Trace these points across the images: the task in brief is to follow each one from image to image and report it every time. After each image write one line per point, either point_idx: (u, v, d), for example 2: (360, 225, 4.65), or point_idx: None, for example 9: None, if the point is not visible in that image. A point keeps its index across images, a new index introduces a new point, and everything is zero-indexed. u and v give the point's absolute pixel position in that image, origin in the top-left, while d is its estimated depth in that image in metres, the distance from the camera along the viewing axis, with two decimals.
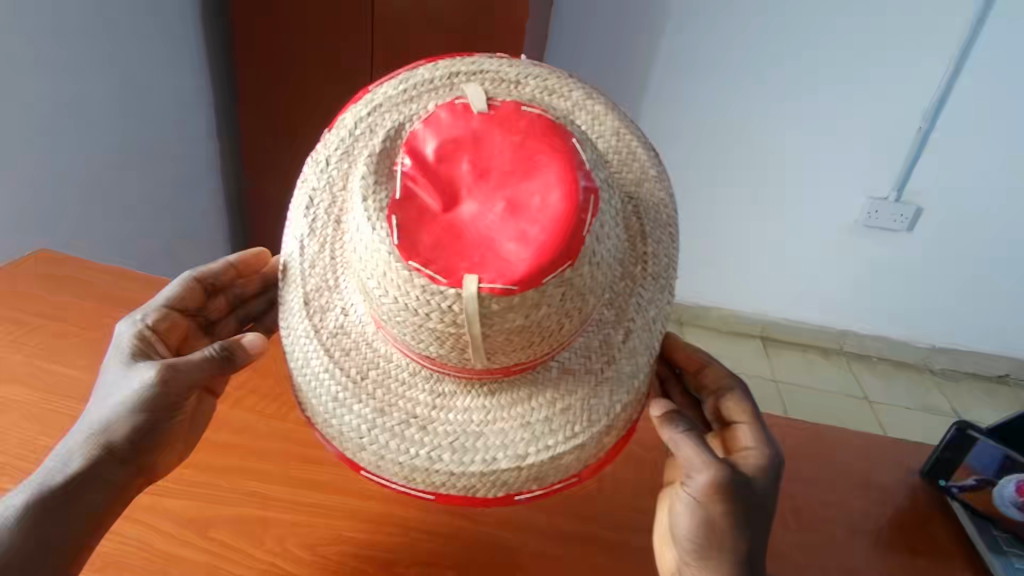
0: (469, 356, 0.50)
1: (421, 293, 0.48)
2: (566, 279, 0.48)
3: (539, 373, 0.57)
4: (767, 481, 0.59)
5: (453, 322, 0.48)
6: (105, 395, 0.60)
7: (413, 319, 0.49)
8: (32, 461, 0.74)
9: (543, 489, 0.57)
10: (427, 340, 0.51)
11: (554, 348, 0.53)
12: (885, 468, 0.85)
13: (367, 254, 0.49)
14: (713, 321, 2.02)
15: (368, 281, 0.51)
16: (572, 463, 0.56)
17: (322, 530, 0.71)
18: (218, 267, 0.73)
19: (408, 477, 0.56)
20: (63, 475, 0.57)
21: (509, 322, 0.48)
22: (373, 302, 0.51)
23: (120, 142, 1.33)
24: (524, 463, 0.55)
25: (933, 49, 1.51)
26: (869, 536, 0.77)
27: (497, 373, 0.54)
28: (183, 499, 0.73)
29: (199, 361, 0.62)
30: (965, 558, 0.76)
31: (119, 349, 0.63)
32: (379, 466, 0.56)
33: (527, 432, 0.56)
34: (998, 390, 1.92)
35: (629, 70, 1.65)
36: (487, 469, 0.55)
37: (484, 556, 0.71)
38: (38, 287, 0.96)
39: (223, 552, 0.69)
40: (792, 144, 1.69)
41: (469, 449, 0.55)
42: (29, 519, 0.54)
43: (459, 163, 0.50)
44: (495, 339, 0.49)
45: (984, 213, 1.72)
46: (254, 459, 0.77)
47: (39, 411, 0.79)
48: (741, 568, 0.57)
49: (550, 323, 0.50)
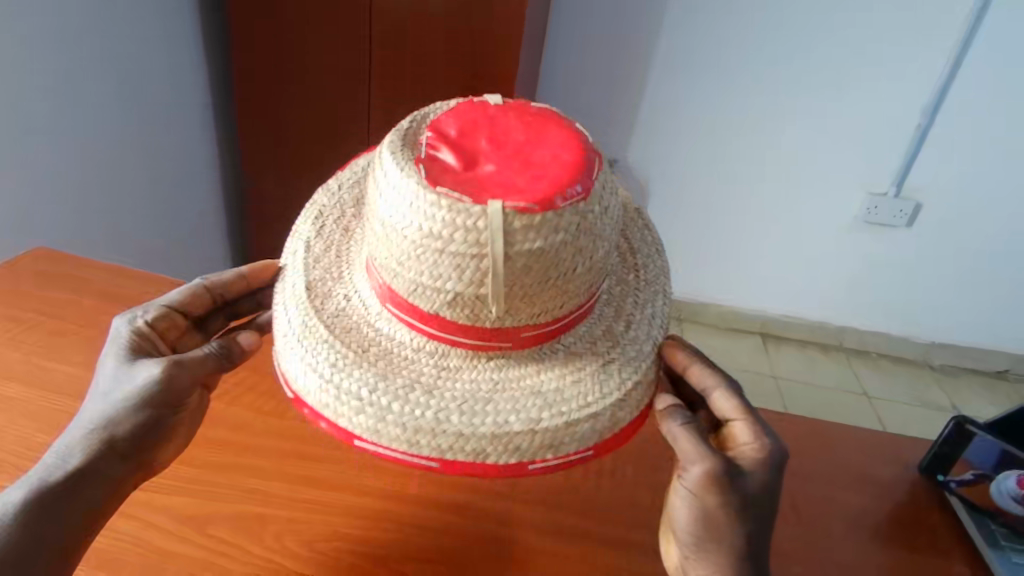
0: (486, 291, 0.51)
1: (448, 214, 0.49)
2: (574, 220, 0.51)
3: (547, 350, 0.57)
4: (763, 475, 0.58)
5: (477, 241, 0.49)
6: (101, 389, 0.60)
7: (434, 245, 0.50)
8: (30, 459, 0.74)
9: (555, 460, 0.54)
10: (446, 273, 0.51)
11: (562, 302, 0.54)
12: (883, 463, 0.85)
13: (393, 198, 0.51)
14: (712, 318, 2.02)
15: (386, 229, 0.52)
16: (583, 435, 0.54)
17: (318, 526, 0.71)
18: (227, 278, 0.68)
19: (411, 443, 0.53)
20: (63, 469, 0.57)
21: (528, 244, 0.49)
22: (389, 249, 0.53)
23: (120, 141, 1.33)
24: (538, 427, 0.53)
25: (932, 43, 1.51)
26: (869, 531, 0.77)
27: (506, 342, 0.55)
28: (181, 495, 0.73)
29: (200, 359, 0.61)
30: (961, 554, 0.76)
31: (117, 344, 0.63)
32: (378, 433, 0.53)
33: (539, 399, 0.54)
34: (998, 385, 1.92)
35: (626, 72, 1.66)
36: (498, 431, 0.52)
37: (482, 553, 0.71)
38: (36, 284, 0.96)
39: (222, 549, 0.69)
40: (791, 140, 1.69)
41: (478, 412, 0.53)
42: (28, 515, 0.54)
43: (475, 139, 0.54)
44: (514, 272, 0.50)
45: (983, 209, 1.71)
46: (250, 455, 0.77)
47: (37, 408, 0.79)
48: (738, 557, 0.58)
49: (565, 258, 0.52)
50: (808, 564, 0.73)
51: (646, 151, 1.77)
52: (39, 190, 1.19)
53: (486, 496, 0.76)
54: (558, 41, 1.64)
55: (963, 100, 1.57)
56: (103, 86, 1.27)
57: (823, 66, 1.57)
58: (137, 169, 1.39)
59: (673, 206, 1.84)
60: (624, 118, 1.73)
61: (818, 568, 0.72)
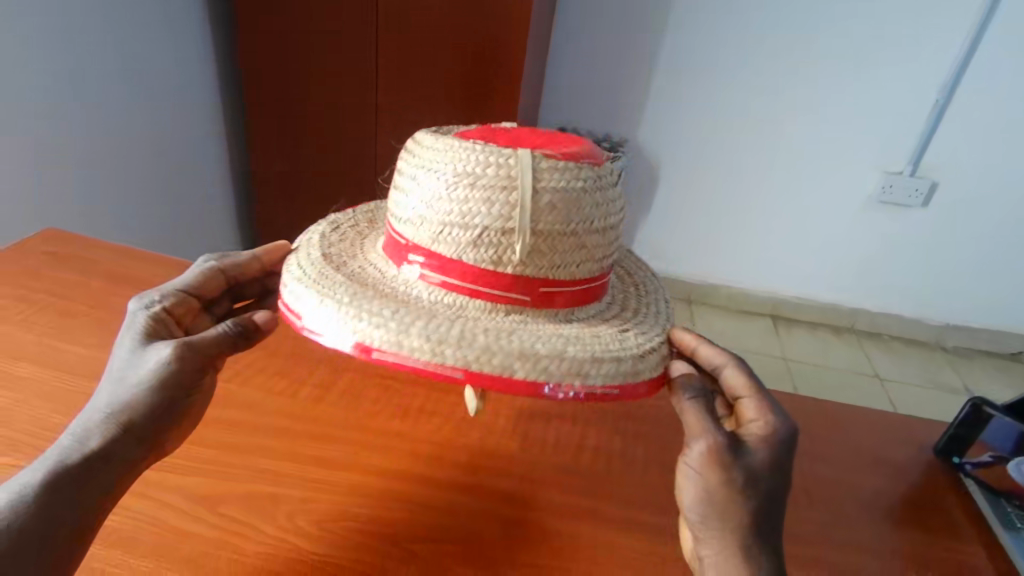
0: (514, 226, 0.51)
1: (482, 153, 0.52)
2: (592, 177, 0.54)
3: (563, 318, 0.56)
4: (769, 452, 0.54)
5: (508, 176, 0.51)
6: (115, 371, 0.58)
7: (466, 180, 0.52)
8: (44, 439, 0.66)
9: (580, 391, 0.50)
10: (476, 206, 0.51)
11: (582, 261, 0.55)
12: (895, 446, 0.82)
13: (432, 154, 0.55)
14: (722, 300, 2.04)
15: (419, 178, 0.54)
16: (608, 371, 0.51)
17: (327, 506, 0.62)
18: (242, 260, 0.71)
19: (433, 353, 0.49)
20: (81, 450, 0.54)
21: (553, 183, 0.52)
22: (420, 197, 0.54)
23: (121, 115, 1.32)
24: (565, 354, 0.50)
25: (947, 26, 1.53)
26: (907, 513, 0.72)
27: (524, 296, 0.54)
28: (197, 475, 0.63)
29: (213, 339, 0.59)
30: (974, 531, 0.71)
31: (133, 328, 0.60)
32: (398, 342, 0.49)
33: (562, 337, 0.52)
34: (1013, 366, 1.91)
35: (633, 74, 1.74)
36: (526, 349, 0.49)
37: (534, 538, 0.61)
38: (45, 266, 0.94)
39: (234, 529, 0.58)
40: (796, 131, 1.73)
41: (504, 334, 0.51)
42: (42, 498, 0.50)
43: (496, 138, 0.57)
44: (540, 210, 0.51)
45: (999, 187, 1.71)
46: (260, 436, 0.69)
47: (49, 390, 0.71)
48: (752, 548, 0.52)
49: (585, 211, 0.54)
50: (853, 547, 0.66)
51: (655, 133, 1.82)
52: (34, 159, 1.15)
53: (504, 476, 0.68)
54: (569, 25, 1.70)
55: (975, 90, 1.60)
56: (110, 54, 1.26)
57: (825, 60, 1.62)
58: (142, 145, 1.39)
59: (682, 188, 1.89)
60: (633, 98, 1.77)
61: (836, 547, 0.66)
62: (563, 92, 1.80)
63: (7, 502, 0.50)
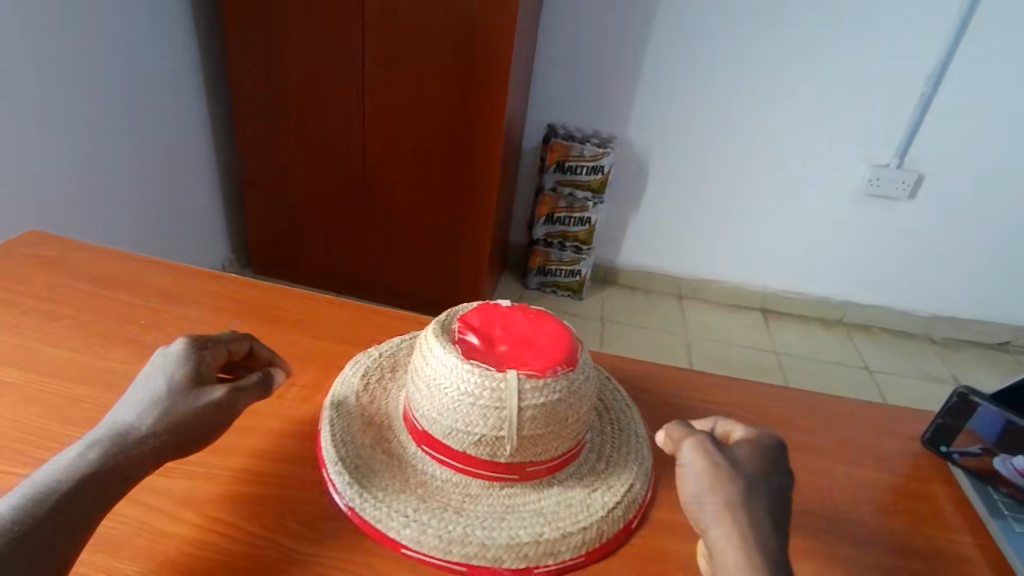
0: (504, 434, 0.56)
1: (478, 376, 0.56)
2: (566, 381, 0.58)
3: (545, 484, 0.62)
4: (755, 452, 0.54)
5: (499, 398, 0.56)
6: (150, 392, 0.55)
7: (463, 398, 0.56)
8: (37, 448, 0.63)
9: (555, 566, 0.56)
10: (476, 422, 0.56)
11: (569, 440, 0.61)
12: (886, 436, 0.81)
13: (440, 361, 0.58)
14: (713, 295, 2.05)
15: (427, 382, 0.59)
16: (578, 542, 0.58)
17: (314, 505, 0.61)
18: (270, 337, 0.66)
19: (444, 547, 0.56)
20: (104, 466, 0.50)
21: (538, 399, 0.56)
22: (429, 395, 0.58)
23: (107, 109, 1.31)
24: (542, 537, 0.57)
25: (930, 16, 1.55)
26: (897, 504, 0.71)
27: (513, 475, 0.60)
28: (184, 478, 0.62)
29: (252, 387, 0.60)
30: (963, 520, 0.70)
31: (179, 365, 0.57)
32: (418, 540, 0.56)
33: (543, 517, 0.59)
34: (999, 356, 1.94)
35: (625, 64, 1.73)
36: (513, 541, 0.56)
37: None
38: (30, 269, 0.91)
39: (219, 532, 0.57)
40: (778, 120, 1.74)
41: (498, 525, 0.57)
42: (56, 509, 0.47)
43: (493, 338, 0.61)
44: (524, 419, 0.56)
45: (981, 178, 1.74)
46: (247, 436, 0.68)
47: (36, 394, 0.69)
48: (762, 533, 0.48)
49: (567, 404, 0.58)
50: (849, 538, 0.66)
51: (645, 130, 1.81)
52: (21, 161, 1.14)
53: None
54: (560, 17, 1.69)
55: (958, 83, 1.62)
56: (100, 58, 1.27)
57: (812, 51, 1.63)
58: (131, 150, 1.40)
59: (673, 182, 1.88)
60: (624, 90, 1.76)
61: (831, 537, 0.66)
62: (554, 85, 1.79)
63: (18, 511, 0.45)
